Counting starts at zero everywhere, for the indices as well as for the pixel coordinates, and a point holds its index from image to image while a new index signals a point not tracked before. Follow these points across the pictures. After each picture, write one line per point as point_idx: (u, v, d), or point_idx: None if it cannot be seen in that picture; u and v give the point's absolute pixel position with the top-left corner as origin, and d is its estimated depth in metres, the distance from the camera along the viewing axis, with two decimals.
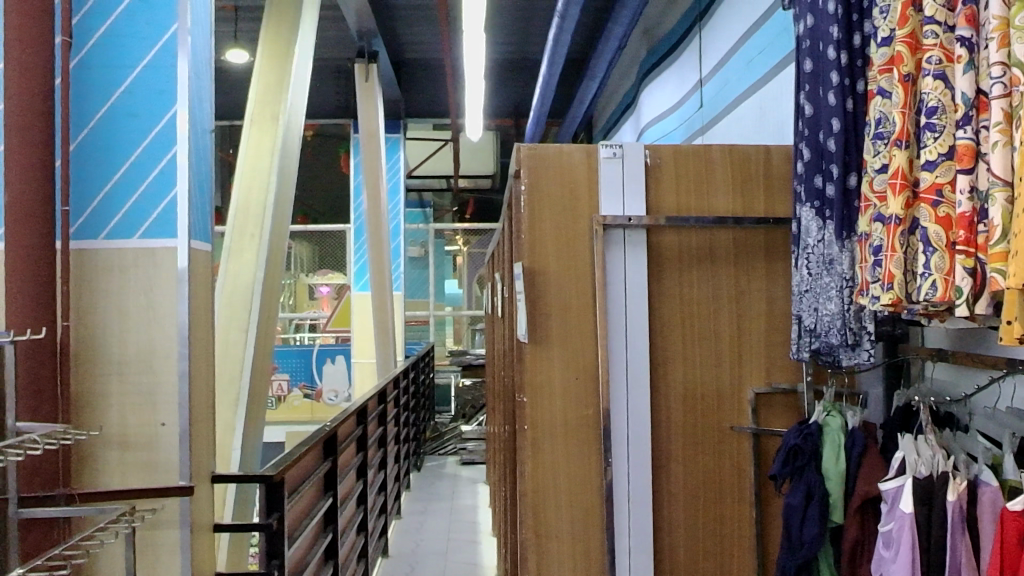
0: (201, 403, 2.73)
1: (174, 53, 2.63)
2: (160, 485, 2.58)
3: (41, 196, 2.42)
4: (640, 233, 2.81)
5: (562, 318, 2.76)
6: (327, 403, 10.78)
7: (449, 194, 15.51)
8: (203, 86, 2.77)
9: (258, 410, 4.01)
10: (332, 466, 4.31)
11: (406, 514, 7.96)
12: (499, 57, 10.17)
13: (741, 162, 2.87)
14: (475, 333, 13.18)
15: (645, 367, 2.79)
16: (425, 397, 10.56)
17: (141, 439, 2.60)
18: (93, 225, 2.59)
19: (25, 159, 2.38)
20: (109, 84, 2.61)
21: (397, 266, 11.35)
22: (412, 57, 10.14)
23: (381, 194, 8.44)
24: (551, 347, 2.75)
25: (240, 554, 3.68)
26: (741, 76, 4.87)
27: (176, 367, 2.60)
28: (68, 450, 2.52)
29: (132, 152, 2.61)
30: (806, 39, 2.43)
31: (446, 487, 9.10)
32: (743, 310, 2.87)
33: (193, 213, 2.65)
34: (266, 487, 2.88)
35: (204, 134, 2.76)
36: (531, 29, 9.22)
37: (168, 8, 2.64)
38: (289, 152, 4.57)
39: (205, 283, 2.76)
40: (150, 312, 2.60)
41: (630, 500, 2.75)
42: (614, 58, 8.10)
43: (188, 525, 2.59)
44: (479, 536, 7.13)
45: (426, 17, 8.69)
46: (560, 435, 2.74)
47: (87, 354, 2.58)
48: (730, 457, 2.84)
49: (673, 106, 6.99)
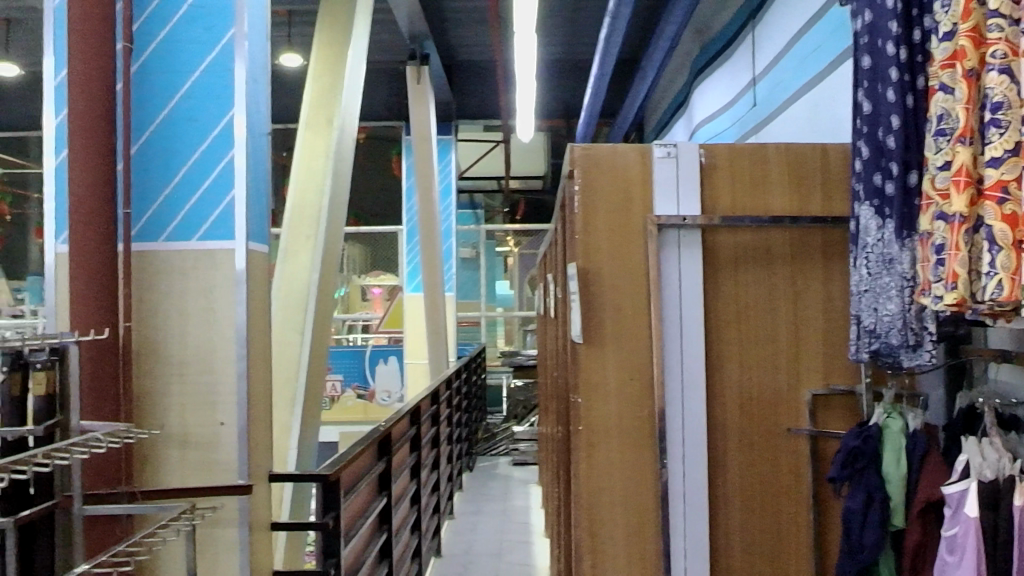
0: (259, 403, 2.75)
1: (230, 57, 2.66)
2: (218, 483, 2.61)
3: (104, 200, 2.46)
4: (695, 233, 2.78)
5: (616, 319, 2.75)
6: (379, 403, 11.04)
7: (500, 196, 15.54)
8: (260, 90, 2.80)
9: (314, 410, 4.05)
10: (386, 466, 4.34)
11: (459, 515, 7.98)
12: (550, 57, 10.17)
13: (797, 161, 2.83)
14: (527, 334, 13.18)
15: (700, 368, 2.76)
16: (477, 398, 10.60)
17: (201, 438, 2.63)
18: (154, 227, 2.63)
19: (87, 162, 2.43)
20: (168, 89, 2.66)
21: (449, 266, 11.40)
22: (464, 58, 10.18)
23: (433, 195, 8.47)
24: (606, 349, 2.74)
25: (297, 553, 3.71)
26: (795, 74, 4.82)
27: (234, 367, 2.62)
28: (128, 448, 2.57)
29: (191, 156, 2.65)
30: (864, 35, 2.38)
31: (498, 488, 9.12)
32: (799, 311, 2.83)
33: (251, 215, 2.67)
34: (323, 486, 2.90)
35: (260, 137, 2.78)
36: (582, 30, 9.20)
37: (224, 14, 2.67)
38: (344, 154, 4.61)
39: (262, 285, 2.79)
40: (209, 313, 2.63)
41: (685, 501, 2.73)
42: (666, 57, 8.05)
43: (247, 524, 2.62)
44: (531, 537, 7.12)
45: (477, 18, 8.71)
46: (615, 435, 2.73)
47: (148, 354, 2.62)
48: (787, 460, 2.80)
49: (726, 104, 6.92)
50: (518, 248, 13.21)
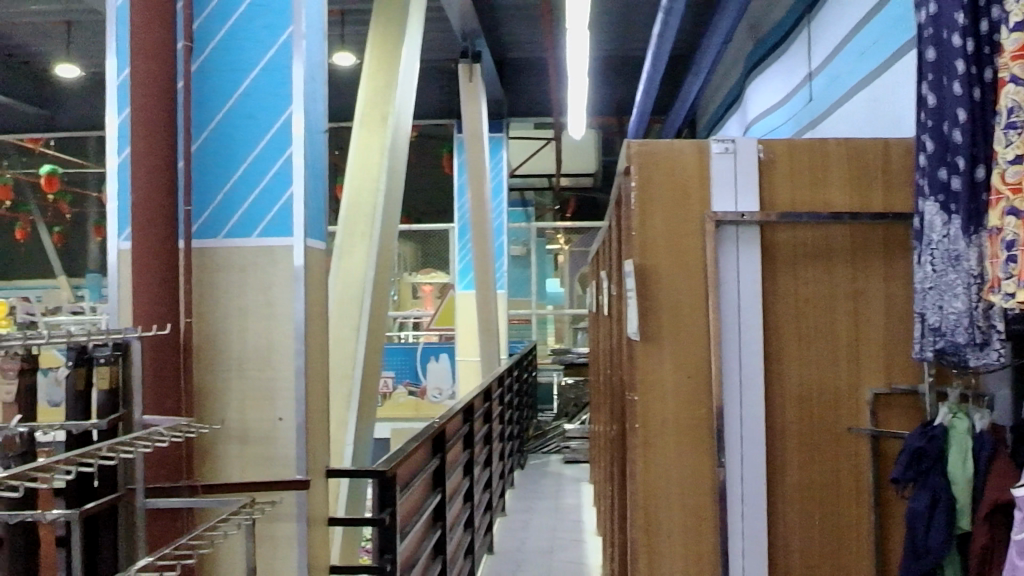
0: (317, 399, 2.77)
1: (288, 56, 2.67)
2: (277, 478, 2.63)
3: (166, 198, 2.49)
4: (753, 230, 2.74)
5: (674, 317, 2.71)
6: (431, 401, 11.10)
7: (551, 193, 15.53)
8: (317, 88, 2.81)
9: (369, 407, 4.08)
10: (440, 463, 4.35)
11: (511, 512, 7.98)
12: (602, 54, 10.13)
13: (857, 156, 2.77)
14: (577, 331, 13.14)
15: (758, 366, 2.72)
16: (528, 395, 10.60)
17: (259, 434, 2.65)
18: (214, 224, 2.66)
19: (150, 160, 2.47)
20: (227, 87, 2.68)
21: (501, 264, 11.41)
22: (515, 55, 10.18)
23: (485, 193, 8.48)
24: (663, 346, 2.71)
25: (352, 549, 3.73)
26: (853, 68, 4.75)
27: (292, 363, 2.64)
28: (190, 443, 2.61)
29: (250, 153, 2.66)
30: (929, 27, 2.33)
31: (549, 485, 9.12)
32: (860, 309, 2.77)
33: (309, 212, 2.69)
34: (379, 483, 2.91)
35: (318, 135, 2.80)
36: (634, 27, 9.16)
37: (282, 13, 2.69)
38: (398, 152, 4.63)
39: (319, 281, 2.80)
40: (268, 309, 2.65)
41: (743, 501, 2.70)
42: (719, 53, 7.98)
43: (305, 518, 2.64)
44: (583, 535, 7.09)
45: (529, 16, 8.71)
46: (672, 434, 2.70)
47: (209, 350, 2.65)
48: (847, 459, 2.75)
49: (781, 100, 6.84)
50: (568, 246, 13.09)
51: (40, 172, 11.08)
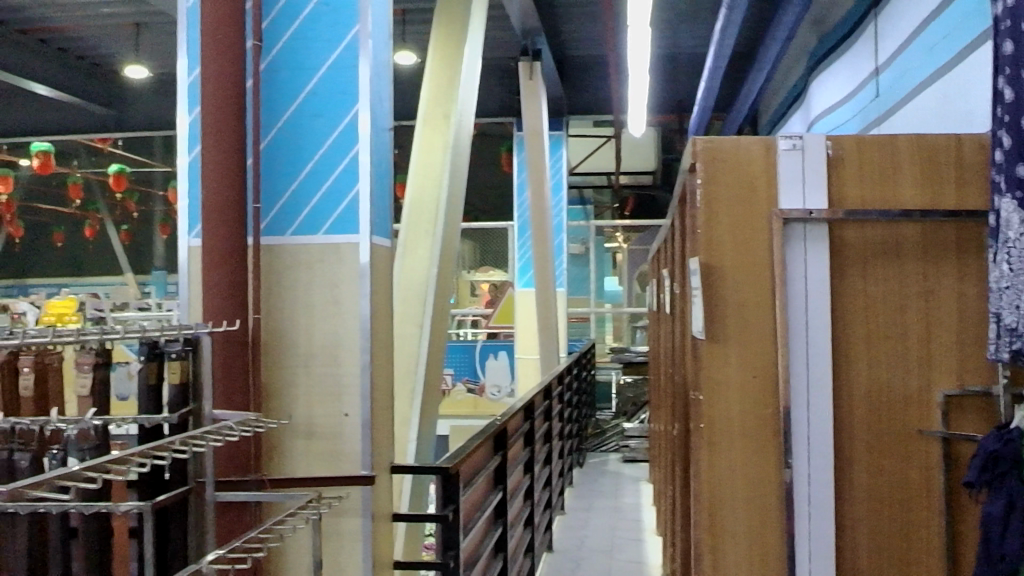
0: (382, 396, 2.79)
1: (355, 54, 2.69)
2: (342, 474, 2.65)
3: (235, 196, 2.53)
4: (822, 228, 2.64)
5: (740, 315, 2.66)
6: (490, 398, 11.08)
7: (610, 192, 15.48)
8: (383, 86, 2.83)
9: (432, 404, 4.09)
10: (502, 461, 4.35)
11: (570, 510, 7.97)
12: (664, 51, 10.06)
13: (929, 152, 2.63)
14: (636, 330, 13.07)
15: (826, 366, 2.63)
16: (587, 393, 10.57)
17: (325, 429, 2.68)
18: (282, 221, 2.69)
19: (220, 158, 2.50)
20: (295, 85, 2.71)
21: (560, 263, 11.39)
22: (576, 53, 10.14)
23: (545, 190, 8.47)
24: (729, 345, 2.66)
25: (415, 544, 3.74)
26: (921, 63, 4.65)
27: (358, 359, 2.66)
28: (258, 437, 2.64)
29: (317, 151, 2.69)
30: (1006, 19, 2.27)
31: (608, 484, 9.08)
32: (931, 308, 2.64)
33: (375, 209, 2.71)
34: (443, 478, 2.92)
35: (384, 132, 2.81)
36: (696, 23, 9.07)
37: (349, 12, 2.71)
38: (460, 150, 4.64)
39: (384, 278, 2.82)
40: (334, 305, 2.67)
41: (810, 504, 2.63)
42: (783, 49, 7.87)
43: (369, 514, 2.66)
44: (643, 534, 7.05)
45: (590, 13, 8.67)
46: (738, 433, 2.65)
47: (277, 346, 2.68)
48: (918, 462, 2.64)
49: (846, 96, 6.72)
50: (627, 245, 13.09)
51: (109, 171, 11.32)
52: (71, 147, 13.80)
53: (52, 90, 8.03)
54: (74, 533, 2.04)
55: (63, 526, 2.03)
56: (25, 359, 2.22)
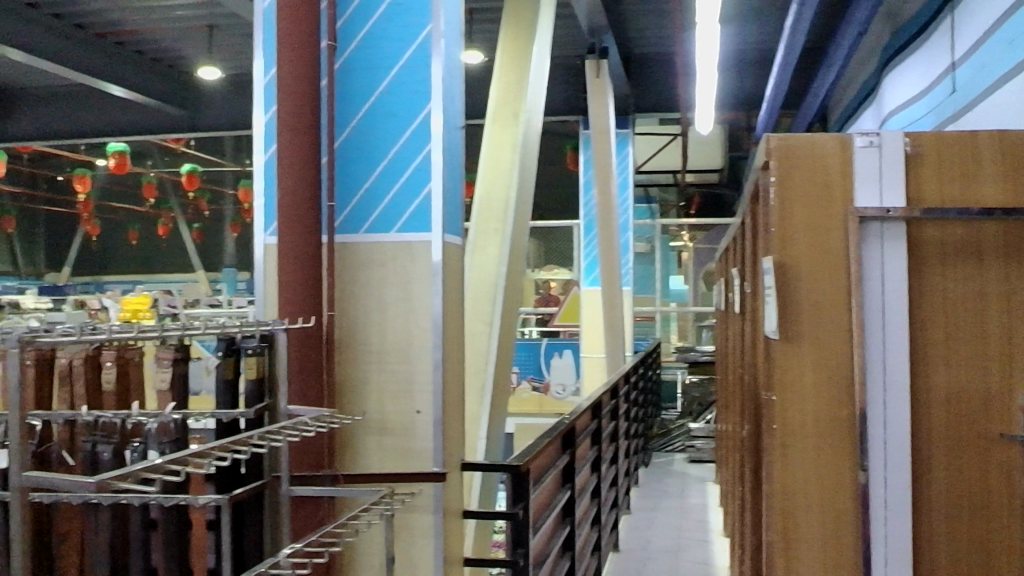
0: (453, 393, 2.80)
1: (428, 54, 2.71)
2: (415, 470, 2.67)
3: (311, 194, 2.56)
4: (899, 226, 2.47)
5: (814, 314, 2.50)
6: (554, 397, 11.06)
7: (676, 190, 15.37)
8: (455, 84, 2.84)
9: (501, 401, 4.10)
10: (570, 459, 4.34)
11: (635, 510, 7.93)
12: (733, 48, 9.94)
13: (1010, 147, 2.43)
14: (702, 329, 12.95)
15: (905, 368, 2.47)
16: (653, 393, 10.51)
17: (398, 426, 2.70)
18: (355, 220, 2.72)
19: (295, 157, 2.54)
20: (368, 85, 2.73)
21: (626, 262, 11.32)
22: (643, 50, 10.07)
23: (611, 188, 8.42)
24: (803, 344, 2.51)
25: (484, 540, 3.76)
26: (1000, 59, 4.52)
27: (430, 357, 2.67)
28: (331, 433, 2.67)
29: (390, 150, 2.71)
30: None
31: (674, 485, 9.01)
32: (1014, 310, 2.47)
33: (447, 207, 2.72)
34: (513, 475, 2.93)
35: (455, 131, 2.83)
36: (765, 19, 8.95)
37: (422, 11, 2.72)
38: (529, 149, 4.63)
39: (456, 277, 2.84)
40: (407, 302, 2.69)
41: (887, 508, 2.48)
42: (854, 45, 7.72)
43: (440, 510, 2.67)
44: (709, 536, 6.99)
45: (658, 11, 8.59)
46: (811, 435, 2.51)
47: (350, 343, 2.71)
48: (997, 467, 2.48)
49: (921, 92, 6.56)
50: (692, 244, 13.10)
51: (181, 171, 11.55)
52: (144, 147, 14.12)
53: (129, 93, 8.21)
54: (154, 524, 2.08)
55: (144, 517, 2.08)
56: (107, 354, 2.28)
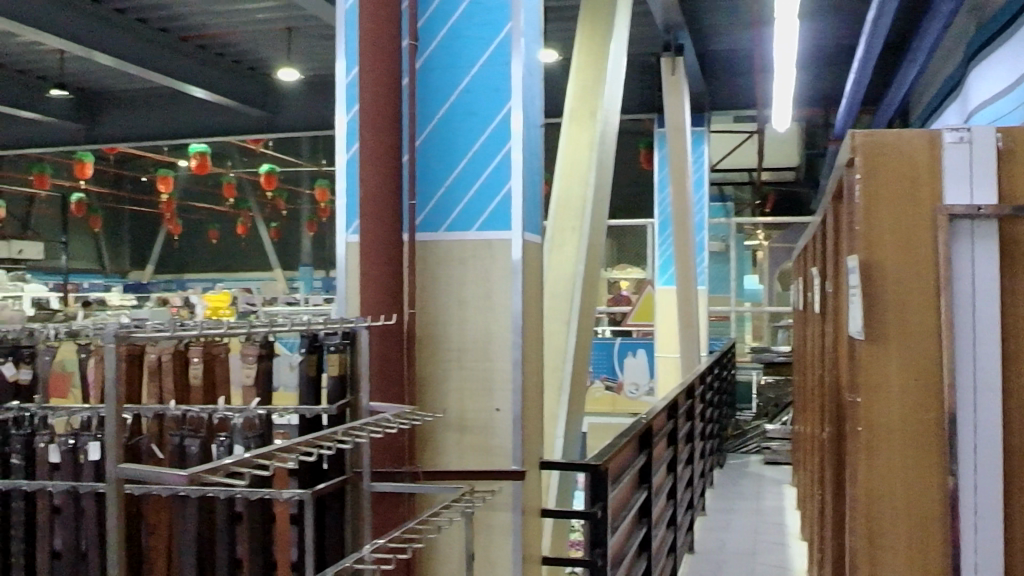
0: (533, 392, 2.80)
1: (508, 52, 2.71)
2: (494, 468, 2.68)
3: (393, 192, 2.58)
4: (994, 225, 2.08)
5: (900, 331, 2.14)
6: (627, 396, 10.89)
7: (751, 188, 15.18)
8: (535, 83, 2.84)
9: (579, 400, 4.09)
10: (647, 459, 4.31)
11: (710, 512, 7.84)
12: (811, 44, 9.76)
13: None
14: (777, 329, 12.76)
15: (1003, 393, 2.07)
16: (728, 393, 10.38)
17: (478, 423, 2.71)
18: (435, 219, 2.73)
19: (377, 157, 2.56)
20: (449, 84, 2.75)
21: (701, 261, 11.19)
22: (719, 47, 9.94)
23: (686, 187, 8.32)
24: (887, 366, 2.15)
25: (562, 539, 3.76)
26: None
27: (509, 355, 2.68)
28: (412, 430, 2.69)
29: (470, 149, 2.72)
30: None
31: (750, 486, 8.89)
32: None
33: (527, 206, 2.72)
34: (592, 475, 2.91)
35: (535, 130, 2.82)
36: (844, 14, 8.76)
37: (502, 10, 2.72)
38: (606, 148, 4.59)
39: (535, 276, 2.83)
40: (487, 300, 2.70)
41: (986, 557, 2.08)
42: (938, 39, 7.52)
43: (520, 508, 2.67)
44: (787, 539, 6.87)
45: (735, 8, 8.47)
46: (897, 472, 2.15)
47: (431, 340, 2.73)
48: None
49: (1008, 86, 6.36)
50: (767, 243, 13.00)
51: (260, 171, 11.75)
52: (224, 148, 14.41)
53: (210, 95, 8.34)
54: (239, 517, 2.11)
55: (229, 510, 2.11)
56: (195, 349, 2.31)
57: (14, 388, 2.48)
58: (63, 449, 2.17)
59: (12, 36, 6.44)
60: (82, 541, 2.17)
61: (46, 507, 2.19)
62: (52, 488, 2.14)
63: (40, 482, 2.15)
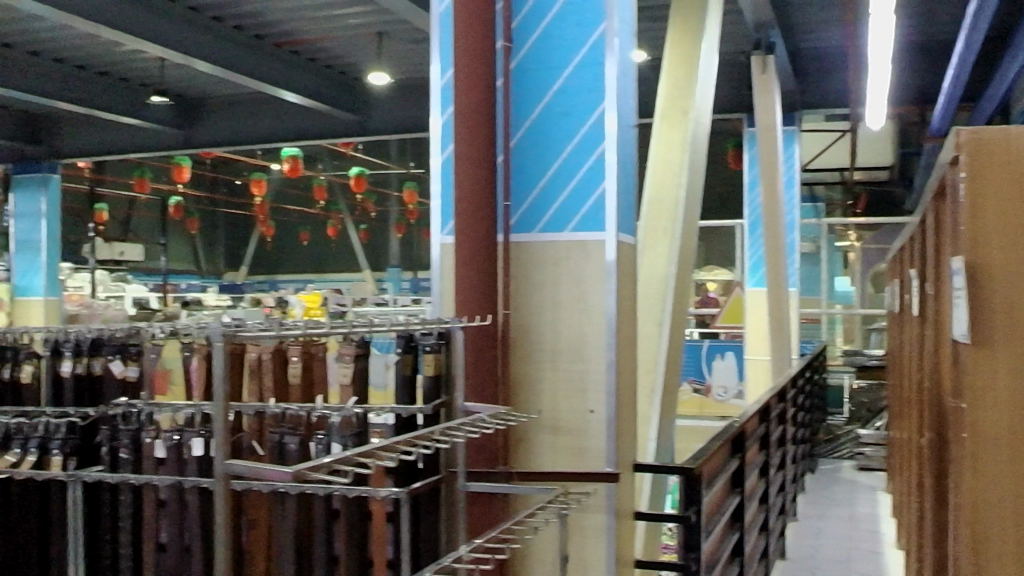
0: (626, 393, 2.78)
1: (602, 52, 2.70)
2: (588, 470, 2.67)
3: (488, 194, 2.60)
4: None
5: (1008, 325, 2.12)
6: (716, 399, 10.78)
7: (842, 189, 14.85)
8: (629, 83, 2.82)
9: (671, 403, 4.05)
10: (739, 463, 4.25)
11: (802, 518, 7.68)
12: (907, 39, 9.48)
13: None
14: (870, 333, 12.45)
15: None
16: (819, 397, 10.17)
17: (571, 425, 2.70)
18: (529, 220, 2.74)
19: (472, 158, 2.58)
20: (543, 85, 2.75)
21: (792, 262, 10.98)
22: (811, 44, 9.72)
23: (778, 187, 8.16)
24: (995, 363, 2.13)
25: (654, 543, 3.72)
26: None
27: (604, 356, 2.67)
28: (507, 430, 2.69)
29: (564, 150, 2.72)
30: None
31: (843, 493, 8.68)
32: None
33: (621, 207, 2.70)
34: (685, 479, 2.88)
35: (629, 130, 2.80)
36: (941, 8, 8.48)
37: (597, 9, 2.71)
38: (698, 149, 4.52)
39: (629, 277, 2.81)
40: (581, 301, 2.69)
41: None
42: None
43: (614, 511, 2.65)
44: (882, 548, 6.69)
45: (827, 4, 8.27)
46: (1003, 467, 2.14)
47: (525, 341, 2.74)
48: None
49: None
50: (859, 244, 12.68)
51: (350, 174, 11.93)
52: (315, 151, 14.66)
53: (302, 99, 8.36)
54: (336, 515, 2.14)
55: (327, 507, 2.14)
56: (293, 349, 2.37)
57: (123, 384, 2.65)
58: (168, 444, 2.23)
59: (114, 45, 6.63)
60: (186, 534, 2.22)
61: (152, 501, 2.25)
62: (159, 482, 2.19)
63: (147, 476, 2.20)
